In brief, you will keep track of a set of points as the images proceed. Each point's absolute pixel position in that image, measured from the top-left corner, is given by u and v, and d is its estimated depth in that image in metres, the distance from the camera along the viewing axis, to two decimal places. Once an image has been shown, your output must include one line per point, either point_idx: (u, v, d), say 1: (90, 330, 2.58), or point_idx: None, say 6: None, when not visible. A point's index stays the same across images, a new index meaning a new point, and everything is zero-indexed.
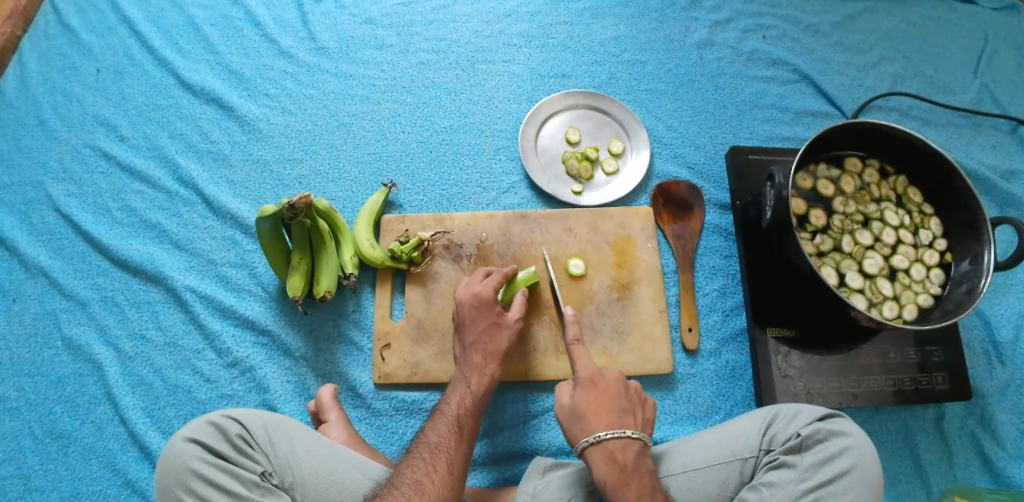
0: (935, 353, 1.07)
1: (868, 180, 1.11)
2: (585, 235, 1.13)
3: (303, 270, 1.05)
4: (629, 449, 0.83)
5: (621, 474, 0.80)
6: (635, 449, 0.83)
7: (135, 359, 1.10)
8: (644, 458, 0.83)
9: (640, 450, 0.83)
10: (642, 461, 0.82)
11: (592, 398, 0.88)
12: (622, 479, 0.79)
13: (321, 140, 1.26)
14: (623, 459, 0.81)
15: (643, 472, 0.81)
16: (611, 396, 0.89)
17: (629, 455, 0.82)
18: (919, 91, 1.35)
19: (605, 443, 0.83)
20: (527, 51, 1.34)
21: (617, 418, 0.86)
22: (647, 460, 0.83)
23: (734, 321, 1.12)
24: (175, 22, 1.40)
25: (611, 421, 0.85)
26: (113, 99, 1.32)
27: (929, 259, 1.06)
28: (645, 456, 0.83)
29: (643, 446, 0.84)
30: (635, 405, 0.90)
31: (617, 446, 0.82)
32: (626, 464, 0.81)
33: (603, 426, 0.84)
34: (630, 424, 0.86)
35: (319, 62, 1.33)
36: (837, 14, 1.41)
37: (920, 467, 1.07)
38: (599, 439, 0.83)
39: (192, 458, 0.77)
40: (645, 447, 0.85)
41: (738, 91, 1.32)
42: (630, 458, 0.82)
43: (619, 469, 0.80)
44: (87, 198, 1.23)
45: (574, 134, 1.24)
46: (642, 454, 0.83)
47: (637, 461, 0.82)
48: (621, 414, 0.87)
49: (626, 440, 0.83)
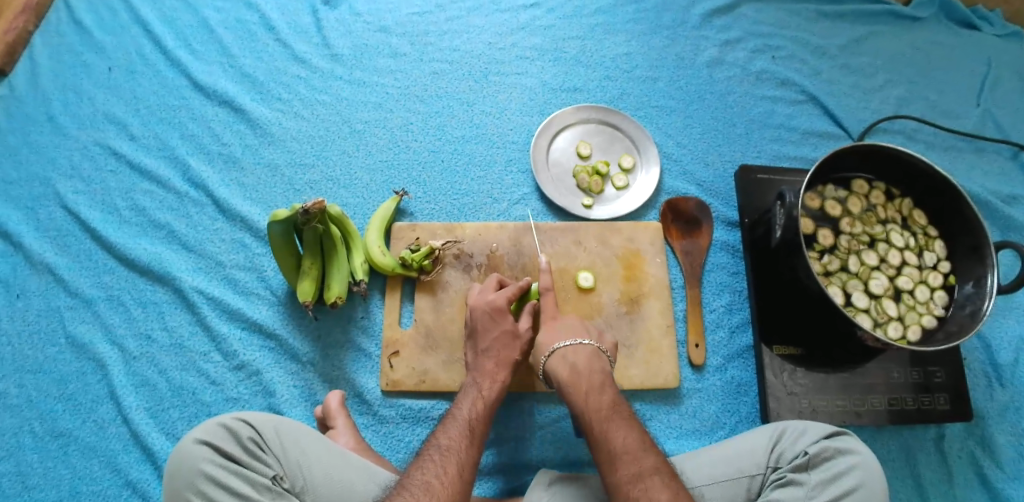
0: (936, 373, 1.09)
1: (875, 202, 1.13)
2: (595, 248, 1.14)
3: (314, 275, 1.05)
4: (613, 436, 0.83)
5: (570, 371, 0.94)
6: (586, 353, 0.96)
7: (140, 359, 1.10)
8: (629, 436, 0.83)
9: (621, 433, 0.83)
10: (595, 362, 0.95)
11: (553, 324, 1.03)
12: (573, 377, 0.93)
13: (333, 145, 1.27)
14: (610, 447, 0.82)
15: (594, 371, 0.94)
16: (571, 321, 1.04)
17: (579, 358, 0.95)
18: (924, 115, 1.37)
19: (560, 351, 0.97)
20: (539, 64, 1.36)
21: (575, 332, 1.01)
22: (599, 361, 0.96)
23: (741, 338, 1.13)
24: (189, 23, 1.40)
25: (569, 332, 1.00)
26: (124, 98, 1.32)
27: (933, 281, 1.07)
28: (632, 434, 0.83)
29: (595, 351, 0.98)
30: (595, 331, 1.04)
31: (570, 353, 0.96)
32: (613, 450, 0.81)
33: (559, 339, 0.99)
34: (585, 336, 1.00)
35: (332, 68, 1.34)
36: (844, 37, 1.44)
37: (921, 486, 1.08)
38: (591, 438, 0.85)
39: (203, 461, 0.77)
40: (628, 426, 0.85)
41: (746, 110, 1.33)
42: (616, 443, 0.82)
43: (570, 370, 0.94)
44: (95, 196, 1.23)
45: (585, 148, 1.25)
46: (596, 357, 0.96)
47: (587, 362, 0.95)
48: (578, 330, 1.01)
49: (579, 346, 0.98)
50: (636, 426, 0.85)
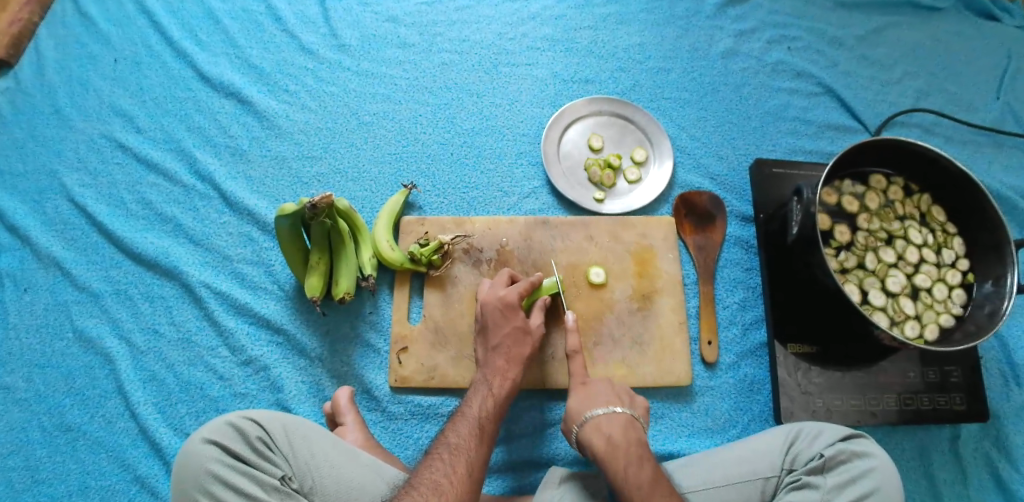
0: (953, 373, 1.07)
1: (893, 197, 1.11)
2: (606, 243, 1.12)
3: (321, 270, 1.04)
4: (593, 369, 0.97)
5: (607, 445, 0.85)
6: (621, 422, 0.88)
7: (148, 354, 1.09)
8: (609, 376, 0.96)
9: (603, 370, 0.96)
10: (631, 430, 0.88)
11: (584, 389, 0.94)
12: (610, 450, 0.85)
13: (341, 138, 1.25)
14: (588, 377, 0.96)
15: (632, 443, 0.86)
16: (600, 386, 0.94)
17: (616, 430, 0.87)
18: (943, 108, 1.34)
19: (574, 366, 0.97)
20: (550, 55, 1.33)
21: (608, 400, 0.92)
22: (635, 430, 0.88)
23: (754, 335, 1.11)
24: (195, 13, 1.38)
25: (602, 402, 0.91)
26: (130, 89, 1.30)
27: (952, 279, 1.05)
28: (612, 375, 0.97)
29: (630, 417, 0.90)
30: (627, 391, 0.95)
31: (605, 422, 0.88)
32: (590, 381, 0.95)
33: (595, 406, 0.91)
34: (618, 401, 0.92)
35: (340, 59, 1.32)
36: (863, 28, 1.41)
37: (935, 486, 1.07)
38: (569, 364, 0.98)
39: (211, 460, 0.76)
40: None
41: (762, 103, 1.31)
42: (594, 375, 0.96)
43: (607, 443, 0.86)
44: (101, 189, 1.22)
45: (597, 140, 1.22)
46: (631, 425, 0.88)
47: (624, 435, 0.87)
48: (613, 395, 0.93)
49: (612, 412, 0.90)
50: (617, 373, 0.99)
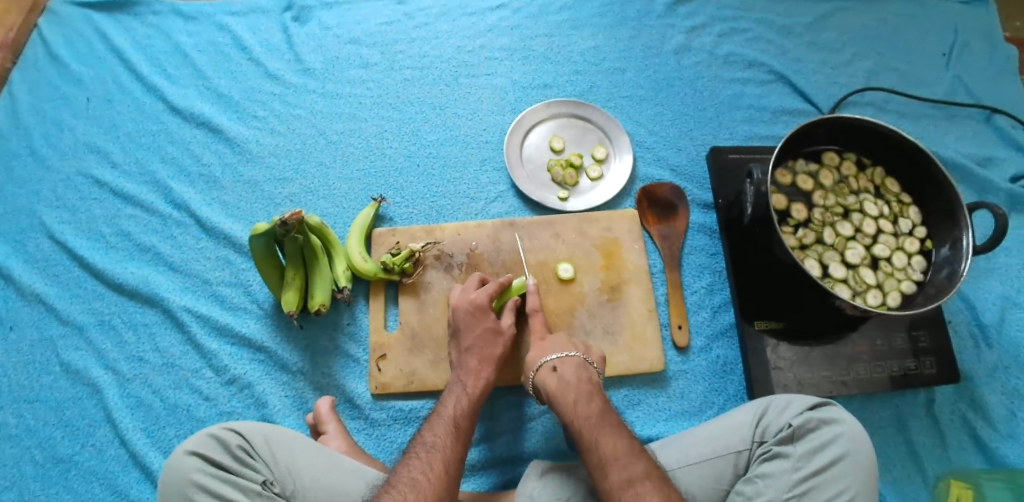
0: (921, 338, 1.09)
1: (846, 173, 1.14)
2: (573, 239, 1.16)
3: (297, 285, 1.07)
4: (567, 364, 0.96)
5: (558, 383, 0.93)
6: (573, 364, 0.96)
7: (134, 381, 1.12)
8: (583, 370, 0.95)
9: (576, 363, 0.96)
10: (583, 372, 0.95)
11: (541, 339, 1.02)
12: (561, 387, 0.93)
13: (311, 158, 1.29)
14: (561, 372, 0.95)
15: (582, 380, 0.93)
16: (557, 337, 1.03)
17: (567, 370, 0.95)
18: (893, 86, 1.39)
19: (548, 364, 0.97)
20: (508, 63, 1.37)
21: (562, 347, 1.00)
22: (587, 371, 0.96)
23: (724, 317, 1.14)
24: (163, 49, 1.43)
25: (556, 348, 1.00)
26: (104, 127, 1.35)
27: (910, 246, 1.08)
28: (586, 369, 0.96)
29: (582, 361, 0.98)
30: (581, 342, 1.03)
31: (558, 365, 0.96)
32: (564, 375, 0.94)
33: (548, 352, 0.99)
34: (572, 347, 0.99)
35: (305, 83, 1.36)
36: (810, 15, 1.45)
37: (914, 451, 1.09)
38: (542, 361, 0.97)
39: (194, 470, 0.79)
40: (582, 362, 0.97)
41: (717, 94, 1.35)
42: (569, 370, 0.95)
43: (558, 381, 0.93)
44: (81, 225, 1.25)
45: (558, 142, 1.26)
46: (583, 368, 0.96)
47: (574, 373, 0.94)
48: (565, 343, 1.01)
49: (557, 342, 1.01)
50: (590, 365, 0.98)
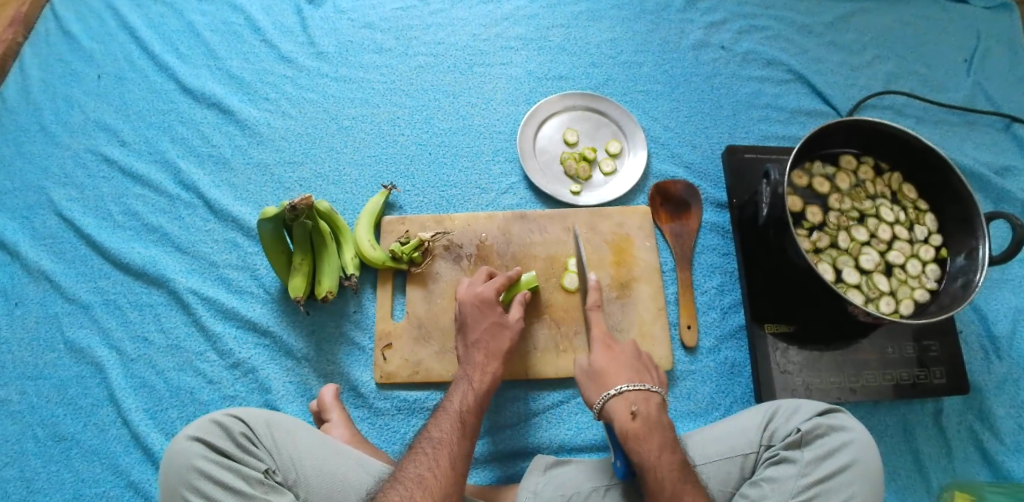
0: (932, 347, 1.08)
1: (863, 177, 1.13)
2: (584, 235, 1.14)
3: (305, 271, 1.06)
4: (650, 402, 0.87)
5: (644, 423, 0.84)
6: (655, 403, 0.88)
7: (138, 361, 1.11)
8: (664, 412, 0.87)
9: (660, 403, 0.87)
10: (663, 413, 0.87)
11: (611, 360, 0.93)
12: (646, 428, 0.84)
13: (322, 143, 1.27)
14: (644, 410, 0.86)
15: (664, 424, 0.85)
16: (626, 357, 0.94)
17: (651, 408, 0.86)
18: (913, 90, 1.36)
19: (627, 395, 0.87)
20: (524, 53, 1.36)
21: (636, 376, 0.91)
22: (666, 413, 0.88)
23: (733, 318, 1.13)
24: (175, 27, 1.41)
25: (630, 378, 0.91)
26: (114, 105, 1.33)
27: (925, 254, 1.07)
28: (664, 410, 0.88)
29: (660, 399, 0.89)
30: (650, 366, 0.95)
31: (638, 399, 0.87)
32: (648, 415, 0.85)
33: (622, 381, 0.90)
34: (647, 381, 0.91)
35: (318, 66, 1.35)
36: (831, 15, 1.43)
37: (919, 461, 1.08)
38: (623, 391, 0.88)
39: (196, 456, 0.78)
40: (662, 401, 0.89)
41: (733, 92, 1.33)
42: (651, 409, 0.86)
43: (640, 419, 0.85)
44: (89, 202, 1.24)
45: (572, 135, 1.25)
46: (662, 408, 0.88)
47: (658, 415, 0.86)
48: (636, 372, 0.92)
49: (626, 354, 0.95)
50: (665, 404, 0.90)
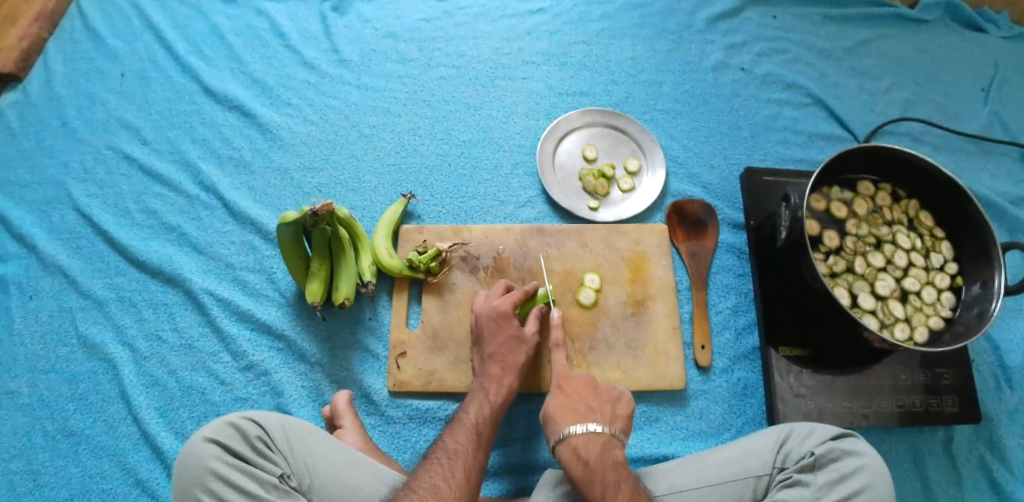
0: (944, 375, 1.08)
1: (881, 203, 1.13)
2: (601, 250, 1.15)
3: (322, 276, 1.06)
4: (592, 443, 0.85)
5: (584, 468, 0.83)
6: (599, 443, 0.86)
7: (151, 360, 1.11)
8: (610, 451, 0.85)
9: (603, 442, 0.85)
10: (608, 453, 0.85)
11: (562, 399, 0.93)
12: (587, 473, 0.82)
13: (342, 149, 1.28)
14: (586, 453, 0.84)
15: (608, 465, 0.83)
16: (578, 395, 0.93)
17: (591, 451, 0.84)
18: (930, 118, 1.37)
19: (570, 439, 0.86)
20: (545, 68, 1.37)
21: (585, 415, 0.90)
22: (613, 451, 0.85)
23: (747, 339, 1.13)
24: (201, 30, 1.43)
25: (579, 418, 0.89)
26: (136, 104, 1.34)
27: (940, 282, 1.07)
28: (612, 447, 0.86)
29: (609, 437, 0.87)
30: (604, 401, 0.93)
31: (582, 443, 0.85)
32: (589, 458, 0.84)
33: (570, 423, 0.88)
34: (596, 419, 0.89)
35: (341, 74, 1.36)
36: (850, 40, 1.44)
37: (929, 489, 1.08)
38: (566, 436, 0.87)
39: (212, 458, 0.78)
40: (610, 439, 0.87)
41: (752, 113, 1.34)
42: (593, 452, 0.84)
43: (581, 464, 0.83)
44: (107, 199, 1.25)
45: (591, 151, 1.26)
46: (608, 447, 0.86)
47: (601, 456, 0.84)
48: (587, 411, 0.91)
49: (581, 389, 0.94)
50: (618, 442, 0.87)
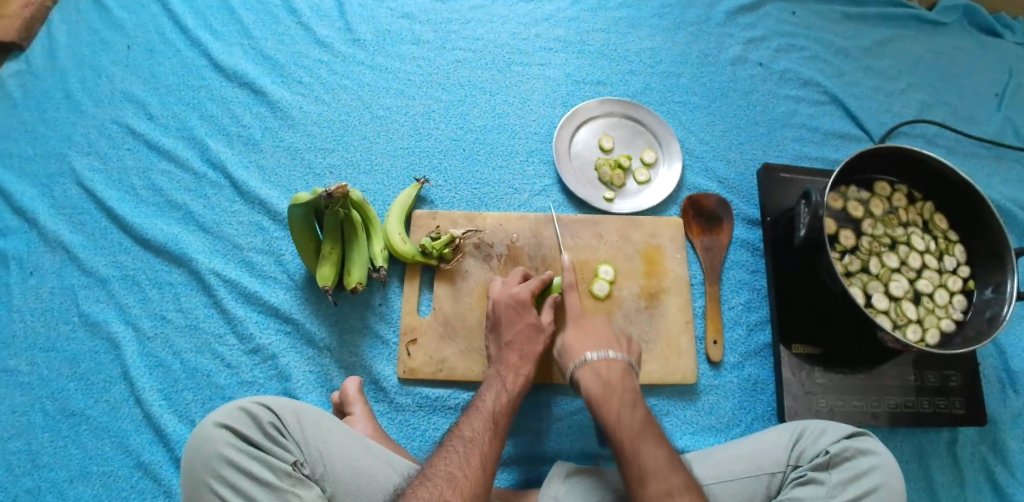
0: (952, 377, 1.09)
1: (897, 204, 1.13)
2: (616, 242, 1.14)
3: (333, 260, 1.04)
4: (611, 367, 0.92)
5: (603, 385, 0.89)
6: (616, 366, 0.92)
7: (154, 340, 1.09)
8: (627, 376, 0.91)
9: (621, 368, 0.92)
10: (626, 377, 0.91)
11: (580, 331, 0.98)
12: (605, 392, 0.89)
13: (354, 131, 1.26)
14: (606, 375, 0.91)
15: (626, 387, 0.90)
16: (597, 328, 0.98)
17: (612, 373, 0.91)
18: (944, 120, 1.37)
19: (590, 362, 0.93)
20: (562, 55, 1.35)
21: (605, 343, 0.96)
22: (630, 378, 0.92)
23: (759, 336, 1.12)
24: (210, 4, 1.39)
25: (598, 344, 0.95)
26: (142, 77, 1.31)
27: (953, 285, 1.07)
28: (630, 376, 0.92)
29: (626, 365, 0.94)
30: (621, 339, 0.99)
31: (602, 365, 0.92)
32: (609, 379, 0.90)
33: (588, 349, 0.94)
34: (614, 347, 0.95)
35: (354, 53, 1.33)
36: (868, 39, 1.43)
37: (933, 489, 1.08)
38: (585, 358, 0.93)
39: (224, 445, 0.77)
40: (627, 367, 0.93)
41: (770, 109, 1.33)
42: (613, 374, 0.91)
43: (602, 384, 0.90)
44: (111, 175, 1.22)
45: (607, 141, 1.24)
46: (626, 373, 0.92)
47: (620, 379, 0.91)
48: (606, 340, 0.96)
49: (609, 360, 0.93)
50: (633, 370, 0.94)
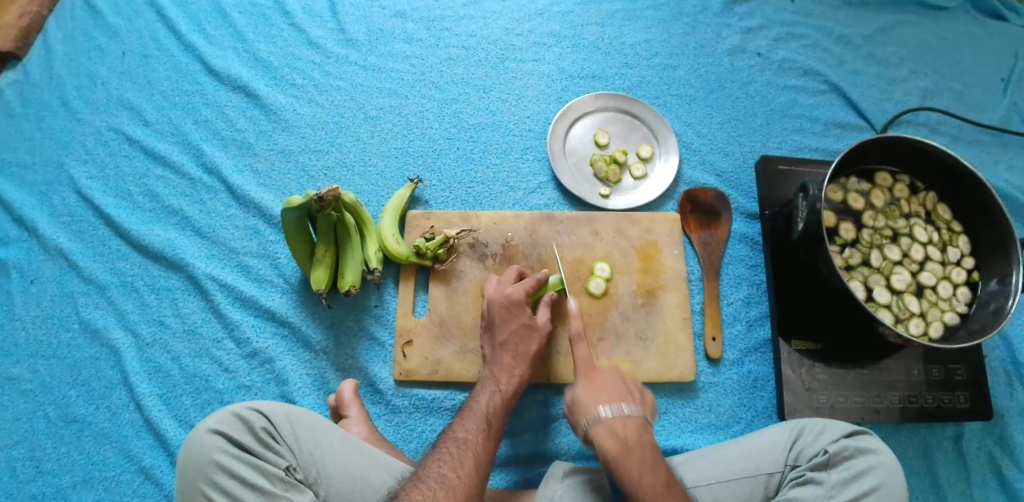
0: (957, 371, 1.06)
1: (899, 195, 1.11)
2: (612, 239, 1.13)
3: (327, 263, 1.04)
4: (629, 425, 0.83)
5: (621, 446, 0.81)
6: (635, 425, 0.84)
7: (153, 346, 1.09)
8: (646, 433, 0.83)
9: (639, 424, 0.83)
10: (644, 434, 0.83)
11: (591, 385, 0.90)
12: (623, 452, 0.80)
13: (348, 132, 1.25)
14: (624, 434, 0.82)
15: (645, 445, 0.82)
16: (610, 382, 0.90)
17: (630, 431, 0.82)
18: (949, 107, 1.34)
19: (605, 420, 0.84)
20: (557, 51, 1.33)
21: (618, 397, 0.87)
22: (648, 434, 0.84)
23: (758, 332, 1.11)
24: (203, 7, 1.38)
25: (611, 399, 0.87)
26: (137, 83, 1.31)
27: (957, 276, 1.05)
28: (647, 431, 0.84)
29: (643, 421, 0.85)
30: (635, 389, 0.91)
31: (618, 423, 0.83)
32: (627, 439, 0.82)
33: (602, 404, 0.86)
34: (630, 402, 0.87)
35: (346, 53, 1.32)
36: (869, 26, 1.40)
37: (938, 485, 1.07)
38: (598, 415, 0.84)
39: (217, 450, 0.77)
40: (645, 423, 0.85)
41: (769, 100, 1.31)
42: (631, 432, 0.82)
43: (620, 443, 0.81)
44: (108, 182, 1.22)
45: (603, 136, 1.23)
46: (644, 429, 0.84)
47: (638, 437, 0.82)
48: (621, 393, 0.88)
49: (624, 416, 0.84)
50: (650, 425, 0.86)
